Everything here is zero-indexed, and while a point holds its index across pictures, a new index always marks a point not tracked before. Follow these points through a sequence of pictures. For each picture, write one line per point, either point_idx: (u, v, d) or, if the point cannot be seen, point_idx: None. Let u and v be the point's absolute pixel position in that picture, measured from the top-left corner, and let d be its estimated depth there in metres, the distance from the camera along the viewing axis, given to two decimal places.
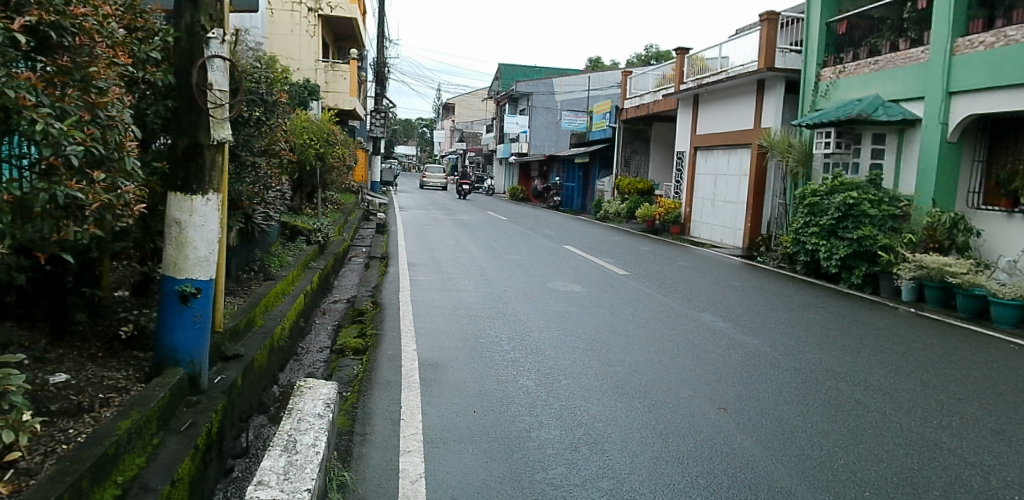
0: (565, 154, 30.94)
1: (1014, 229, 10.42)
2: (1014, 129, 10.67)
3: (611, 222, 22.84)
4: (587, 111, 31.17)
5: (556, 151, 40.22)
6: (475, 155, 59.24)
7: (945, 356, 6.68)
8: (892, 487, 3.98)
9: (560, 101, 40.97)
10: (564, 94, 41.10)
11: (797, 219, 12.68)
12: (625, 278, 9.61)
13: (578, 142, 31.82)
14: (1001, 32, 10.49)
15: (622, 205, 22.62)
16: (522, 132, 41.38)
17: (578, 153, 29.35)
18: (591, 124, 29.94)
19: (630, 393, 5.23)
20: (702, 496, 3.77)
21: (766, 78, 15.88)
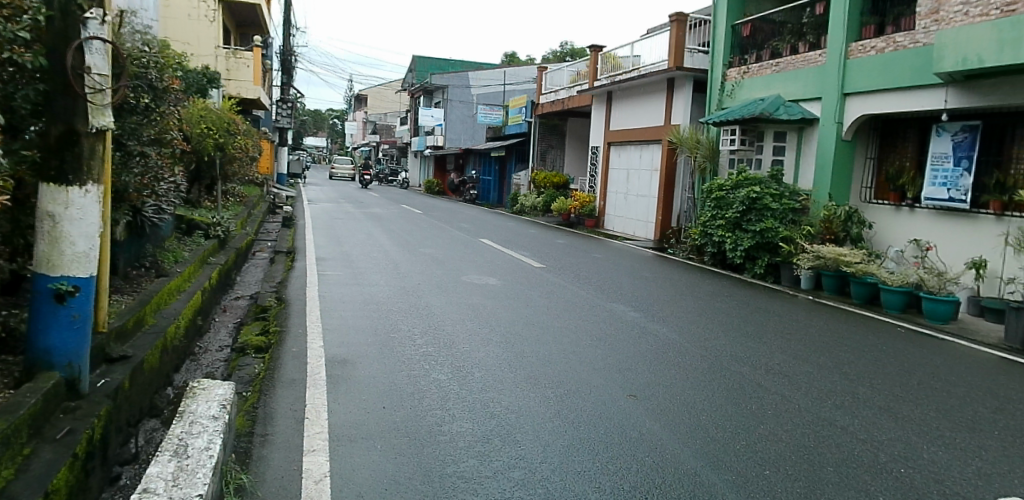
0: (482, 148, 30.95)
1: (902, 221, 11.23)
2: (901, 129, 11.43)
3: (528, 216, 23.01)
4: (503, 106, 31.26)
5: (471, 144, 40.18)
6: (389, 147, 58.42)
7: (838, 339, 7.09)
8: (792, 466, 4.15)
9: (476, 95, 40.92)
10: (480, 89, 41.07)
11: (704, 212, 13.13)
12: (539, 270, 9.67)
13: (494, 136, 31.87)
14: (891, 38, 11.16)
15: (538, 198, 22.83)
16: (438, 124, 41.08)
17: (494, 147, 29.41)
18: (507, 118, 30.01)
19: (542, 383, 5.24)
20: (612, 481, 3.82)
21: (676, 77, 16.35)
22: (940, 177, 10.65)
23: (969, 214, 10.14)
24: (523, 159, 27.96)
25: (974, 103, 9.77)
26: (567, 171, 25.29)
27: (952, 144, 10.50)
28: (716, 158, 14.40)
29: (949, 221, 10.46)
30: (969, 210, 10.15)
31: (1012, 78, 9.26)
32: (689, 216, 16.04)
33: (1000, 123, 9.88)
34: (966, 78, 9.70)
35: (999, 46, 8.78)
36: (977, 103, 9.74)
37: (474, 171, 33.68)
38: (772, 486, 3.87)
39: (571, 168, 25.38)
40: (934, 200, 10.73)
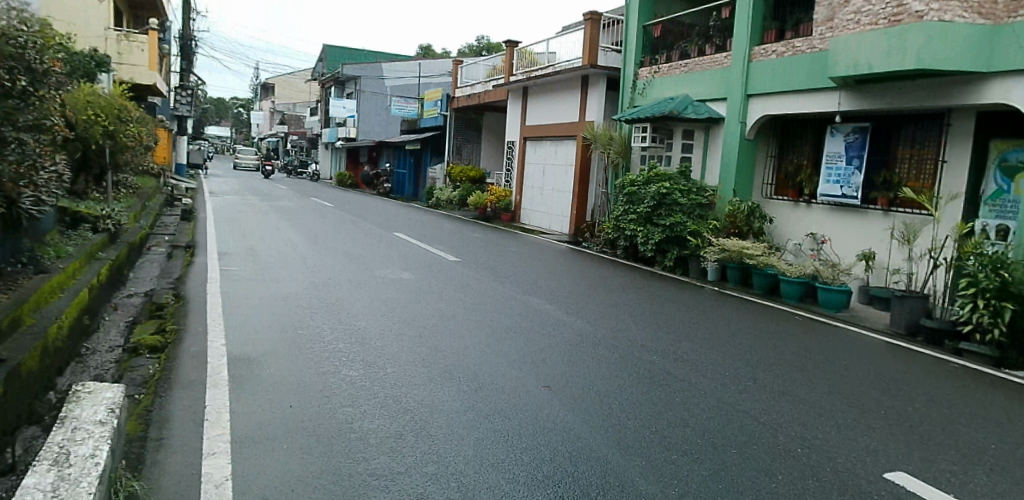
0: (396, 140, 30.48)
1: (800, 216, 11.89)
2: (799, 130, 12.06)
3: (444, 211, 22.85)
4: (417, 99, 30.90)
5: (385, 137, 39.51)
6: (299, 139, 56.64)
7: (742, 328, 7.40)
8: (698, 449, 4.29)
9: (389, 87, 40.25)
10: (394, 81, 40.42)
11: (617, 206, 13.43)
12: (454, 265, 9.59)
13: (409, 129, 31.48)
14: (790, 43, 11.73)
15: (454, 192, 22.72)
16: (350, 116, 40.15)
17: (409, 140, 29.04)
18: (422, 112, 29.70)
19: (456, 377, 5.20)
20: (525, 471, 3.82)
21: (590, 74, 16.62)
22: (833, 175, 11.29)
23: (860, 210, 10.85)
24: (438, 152, 27.76)
25: (865, 106, 10.42)
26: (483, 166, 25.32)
27: (844, 144, 11.19)
28: (629, 154, 14.74)
29: (841, 216, 11.17)
30: (860, 206, 10.86)
31: (898, 84, 9.93)
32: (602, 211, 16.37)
33: (887, 125, 10.58)
34: (857, 82, 10.33)
35: (886, 53, 9.39)
36: (867, 106, 10.39)
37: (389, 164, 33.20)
38: (681, 471, 3.98)
39: (487, 162, 25.39)
40: (828, 196, 11.36)
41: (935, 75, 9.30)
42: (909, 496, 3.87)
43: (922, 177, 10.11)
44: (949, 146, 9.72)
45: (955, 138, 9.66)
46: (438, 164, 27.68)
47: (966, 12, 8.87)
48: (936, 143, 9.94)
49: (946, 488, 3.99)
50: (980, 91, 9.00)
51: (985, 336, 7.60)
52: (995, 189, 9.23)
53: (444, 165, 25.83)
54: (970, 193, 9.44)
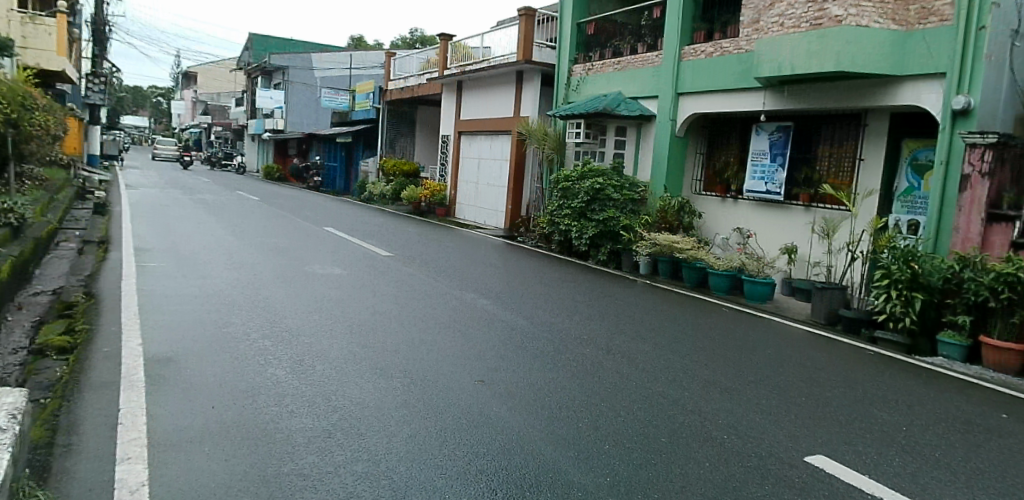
0: (327, 133, 29.81)
1: (727, 211, 12.25)
2: (727, 128, 12.41)
3: (377, 205, 22.51)
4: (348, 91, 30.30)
5: (316, 130, 38.58)
6: (224, 130, 54.67)
7: (673, 320, 7.56)
8: (629, 440, 4.35)
9: (320, 79, 39.32)
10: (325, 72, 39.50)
11: (552, 201, 13.52)
12: (387, 260, 9.44)
13: (341, 122, 30.87)
14: (718, 43, 12.05)
15: (387, 186, 22.40)
16: (279, 107, 39.00)
17: (340, 133, 28.47)
18: (353, 104, 29.13)
19: (389, 373, 5.11)
20: (458, 467, 3.77)
21: (524, 70, 16.67)
22: (759, 172, 11.69)
23: (783, 205, 11.26)
24: (371, 145, 27.50)
25: (788, 106, 10.80)
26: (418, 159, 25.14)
27: (769, 142, 11.58)
28: (563, 150, 14.84)
29: (765, 213, 11.57)
30: (783, 201, 11.27)
31: (819, 85, 10.35)
32: (538, 206, 16.46)
33: (808, 124, 11.01)
34: (781, 83, 10.70)
35: (808, 54, 9.75)
36: (790, 106, 10.77)
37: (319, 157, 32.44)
38: (613, 461, 4.03)
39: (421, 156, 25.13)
40: (753, 192, 11.76)
41: (853, 77, 9.72)
42: (829, 479, 4.03)
43: (841, 174, 10.57)
44: (866, 145, 10.20)
45: (871, 137, 10.16)
46: (370, 157, 27.24)
47: (881, 17, 9.31)
48: (853, 142, 10.41)
49: (862, 471, 4.17)
50: (894, 93, 9.48)
51: (899, 325, 8.07)
52: (907, 186, 9.83)
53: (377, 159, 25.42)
54: (884, 189, 9.97)
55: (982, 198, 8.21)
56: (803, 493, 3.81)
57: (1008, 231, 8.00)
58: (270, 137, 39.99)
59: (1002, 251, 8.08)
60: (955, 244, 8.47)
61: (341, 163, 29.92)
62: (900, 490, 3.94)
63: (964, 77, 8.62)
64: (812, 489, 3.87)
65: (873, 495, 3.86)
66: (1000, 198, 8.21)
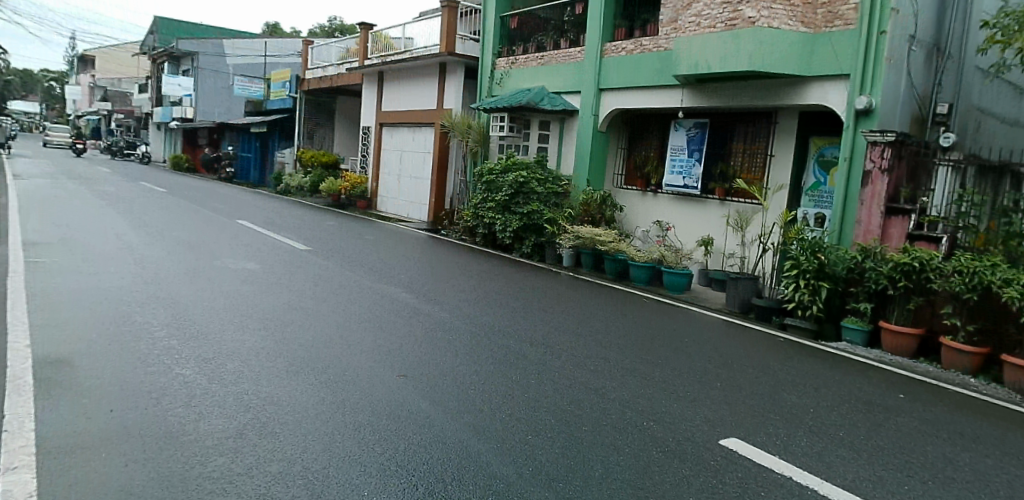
0: (240, 122, 28.70)
1: (647, 205, 12.52)
2: (647, 124, 12.68)
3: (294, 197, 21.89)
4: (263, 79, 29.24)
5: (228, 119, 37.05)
6: (127, 117, 51.71)
7: (596, 311, 7.67)
8: (551, 429, 4.37)
9: (232, 66, 37.77)
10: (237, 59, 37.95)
11: (475, 195, 13.47)
12: (304, 253, 9.16)
13: (255, 111, 29.81)
14: (638, 41, 12.25)
15: (305, 178, 21.79)
16: (188, 94, 37.20)
17: (254, 123, 27.50)
18: (268, 93, 28.16)
19: (306, 370, 4.95)
20: (378, 463, 3.69)
21: (447, 62, 16.52)
22: (677, 166, 11.99)
23: (699, 199, 11.62)
24: (287, 135, 26.88)
25: (705, 103, 11.12)
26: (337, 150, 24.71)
27: (687, 137, 11.90)
28: (487, 143, 14.80)
29: (683, 206, 11.89)
30: (700, 196, 11.62)
31: (734, 83, 10.70)
32: (462, 199, 16.40)
33: (723, 121, 11.39)
34: (698, 81, 11.00)
35: (724, 54, 10.05)
36: (707, 103, 11.10)
37: (232, 147, 31.18)
38: (536, 451, 4.03)
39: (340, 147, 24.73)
40: (672, 186, 12.05)
41: (765, 77, 10.10)
42: (743, 460, 4.17)
43: (753, 169, 10.98)
44: (777, 141, 10.65)
45: (781, 134, 10.60)
46: (287, 148, 26.43)
47: (791, 19, 9.69)
48: (765, 139, 10.85)
49: (774, 452, 4.34)
50: (802, 93, 9.92)
51: (806, 312, 8.45)
52: (814, 181, 10.36)
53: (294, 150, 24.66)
54: (794, 184, 10.45)
55: (882, 192, 8.58)
56: (719, 475, 3.93)
57: (905, 223, 8.39)
58: (178, 126, 38.15)
59: (900, 242, 8.49)
60: (858, 236, 8.87)
61: (254, 154, 28.87)
62: (809, 470, 4.12)
63: (866, 79, 9.11)
64: (727, 471, 3.99)
65: (783, 474, 4.02)
66: (898, 193, 8.62)
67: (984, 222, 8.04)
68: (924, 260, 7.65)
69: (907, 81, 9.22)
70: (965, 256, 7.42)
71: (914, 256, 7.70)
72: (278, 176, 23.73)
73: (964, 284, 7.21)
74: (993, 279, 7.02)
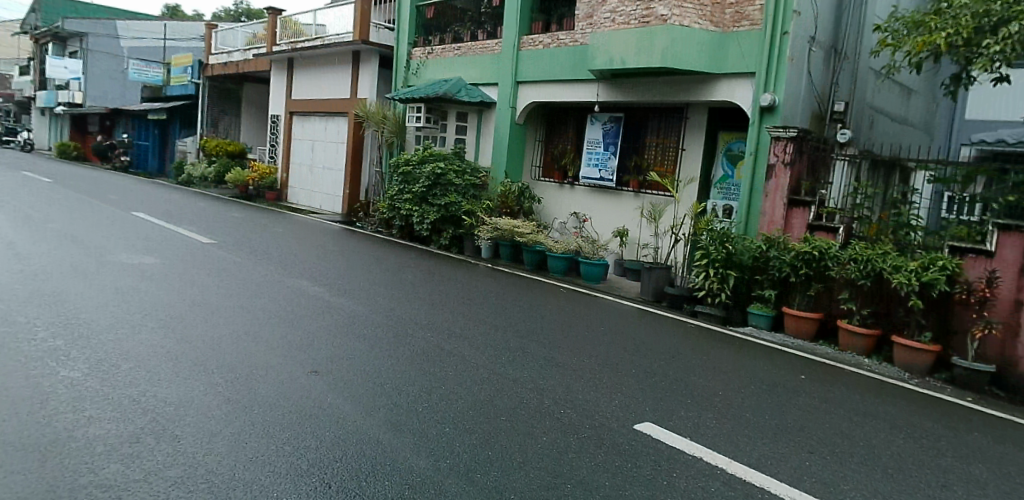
0: (136, 108, 27.09)
1: (563, 197, 12.66)
2: (564, 116, 12.80)
3: (198, 188, 20.91)
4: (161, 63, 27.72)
5: (122, 105, 34.90)
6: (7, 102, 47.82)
7: (513, 302, 7.69)
8: (468, 421, 4.33)
9: (128, 48, 35.59)
10: (133, 41, 35.79)
11: (391, 186, 13.25)
12: (207, 247, 8.72)
13: (153, 97, 28.25)
14: (555, 35, 12.32)
15: (209, 168, 20.82)
16: (77, 77, 34.79)
17: (152, 109, 26.04)
18: (168, 78, 26.73)
19: (209, 369, 4.70)
20: (288, 463, 3.54)
21: (361, 50, 16.15)
22: (593, 159, 12.18)
23: (615, 191, 11.84)
24: (189, 123, 25.65)
25: (619, 98, 11.33)
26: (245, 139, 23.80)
27: (602, 131, 12.11)
28: (403, 134, 14.57)
29: (598, 197, 12.09)
30: (615, 188, 11.84)
31: (647, 78, 10.95)
32: (377, 190, 16.13)
33: (637, 115, 11.66)
34: (613, 76, 11.18)
35: (637, 50, 10.26)
36: (622, 98, 11.30)
37: (127, 135, 29.39)
38: (453, 443, 3.98)
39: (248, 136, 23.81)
40: (588, 179, 12.27)
41: (676, 73, 10.39)
42: (656, 444, 4.26)
43: (666, 162, 11.27)
44: (687, 136, 10.97)
45: (692, 129, 10.94)
46: (188, 136, 25.18)
47: (701, 19, 10.01)
48: (676, 133, 11.15)
49: (685, 434, 4.46)
50: (712, 89, 10.25)
51: (715, 299, 8.79)
52: (723, 174, 10.73)
53: (196, 138, 23.51)
54: (703, 177, 10.80)
55: (783, 185, 9.00)
56: (633, 459, 4.01)
57: (805, 214, 8.80)
58: (66, 112, 35.59)
59: (801, 232, 8.88)
60: (763, 227, 9.25)
61: (152, 142, 27.34)
62: (719, 450, 4.26)
63: (770, 77, 9.51)
64: (641, 455, 4.07)
65: (695, 456, 4.14)
66: (799, 185, 9.03)
67: (876, 213, 8.38)
68: (822, 249, 8.10)
69: (807, 80, 9.71)
70: (858, 245, 7.87)
71: (814, 245, 8.14)
72: (179, 165, 22.57)
73: (859, 272, 7.68)
74: (884, 266, 7.52)
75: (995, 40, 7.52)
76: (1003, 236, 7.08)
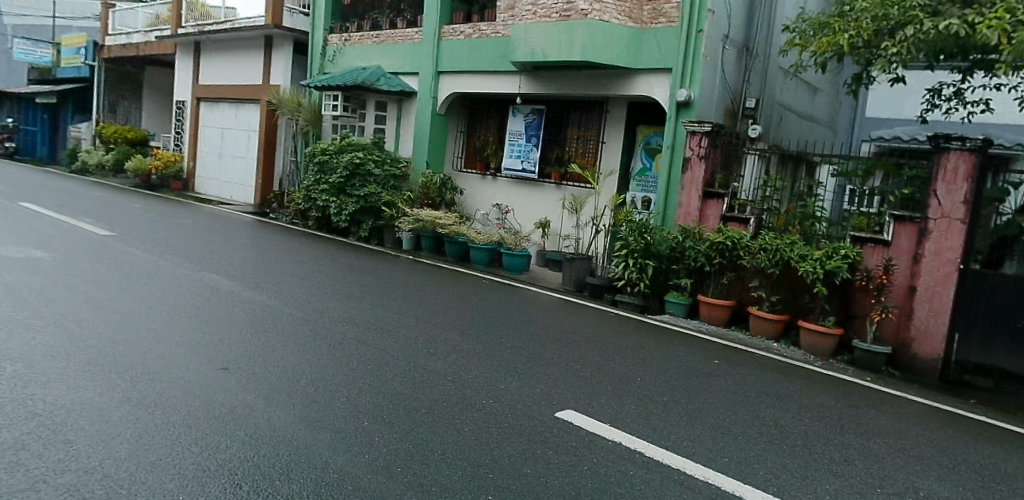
0: (23, 91, 25.20)
1: (486, 188, 12.63)
2: (485, 108, 12.74)
3: (94, 177, 19.67)
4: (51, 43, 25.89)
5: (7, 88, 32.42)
6: None
7: (434, 293, 7.60)
8: (388, 416, 4.22)
9: (13, 27, 33.07)
10: (18, 19, 33.27)
11: (307, 176, 12.84)
12: (106, 240, 8.19)
13: (42, 79, 26.37)
14: (476, 25, 12.19)
15: (107, 156, 19.62)
16: None
17: (42, 92, 24.30)
18: (59, 59, 25.00)
19: (107, 369, 4.40)
20: (195, 465, 3.34)
21: (274, 35, 15.56)
22: (515, 151, 12.20)
23: (537, 183, 11.90)
24: (83, 108, 24.11)
25: (540, 90, 11.36)
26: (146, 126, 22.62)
27: (524, 123, 12.11)
28: (319, 123, 14.14)
29: (520, 188, 12.14)
30: (538, 180, 11.90)
31: (567, 72, 11.03)
32: (291, 180, 15.62)
33: (558, 108, 11.71)
34: (534, 68, 11.19)
35: (558, 43, 10.30)
36: (543, 91, 11.34)
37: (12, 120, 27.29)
38: (373, 438, 3.87)
39: (150, 123, 22.61)
40: (511, 170, 12.25)
41: (596, 67, 10.51)
42: (577, 430, 4.30)
43: (587, 155, 11.40)
44: (608, 129, 11.13)
45: (612, 122, 11.11)
46: (83, 122, 23.65)
47: (620, 15, 10.15)
48: (597, 126, 11.29)
49: (606, 421, 4.50)
50: (630, 83, 10.43)
51: (635, 288, 9.00)
52: (641, 167, 10.95)
53: (92, 124, 22.11)
54: (623, 170, 11.01)
55: (699, 178, 9.24)
56: (556, 447, 4.01)
57: (719, 206, 9.09)
58: None
59: (715, 224, 9.15)
60: (679, 218, 9.46)
61: (41, 127, 25.51)
62: (639, 436, 4.32)
63: (687, 73, 9.74)
64: (563, 443, 4.08)
65: (615, 441, 4.19)
66: (713, 179, 9.27)
67: (784, 204, 8.68)
68: (735, 239, 8.36)
69: (721, 77, 10.03)
70: (768, 235, 8.20)
71: (726, 235, 8.41)
72: (73, 153, 21.16)
73: (769, 261, 8.00)
74: (792, 255, 7.84)
75: (892, 42, 7.95)
76: (898, 227, 7.57)
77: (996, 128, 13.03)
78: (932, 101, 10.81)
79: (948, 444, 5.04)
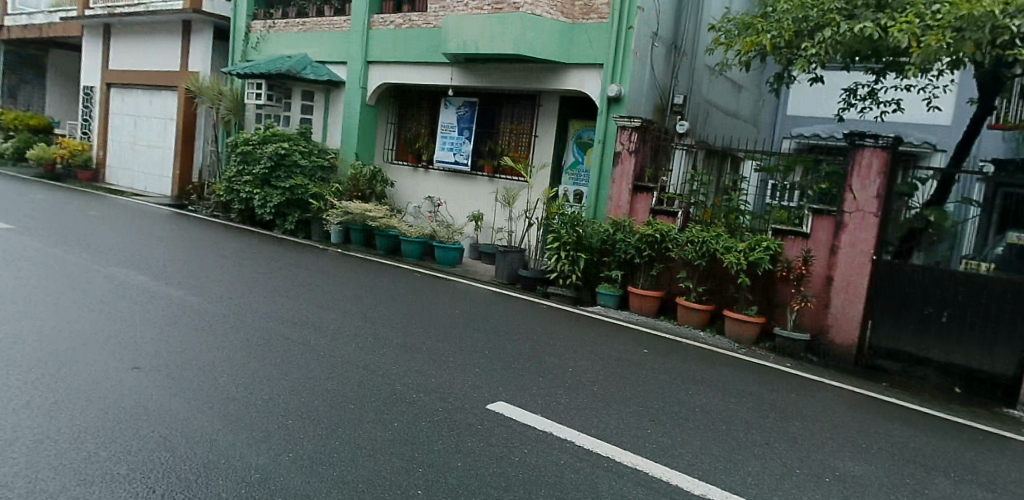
0: None
1: (417, 181, 12.48)
2: (417, 100, 12.58)
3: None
4: None
5: None
6: None
7: (362, 286, 7.44)
8: (314, 412, 4.09)
9: None
10: None
11: (229, 167, 12.36)
12: (5, 233, 7.65)
13: None
14: (407, 15, 11.97)
15: (7, 143, 18.41)
16: None
17: None
18: None
19: (4, 371, 4.09)
20: (102, 470, 3.14)
21: (192, 19, 14.90)
22: (447, 143, 12.07)
23: (469, 176, 11.83)
24: None
25: (472, 83, 11.27)
26: (52, 112, 21.35)
27: (456, 116, 12.00)
28: (241, 112, 13.65)
29: (452, 181, 12.05)
30: (470, 172, 11.82)
31: (499, 65, 10.99)
32: (212, 171, 15.03)
33: (490, 100, 11.67)
34: (466, 60, 11.09)
35: (490, 35, 10.24)
36: (475, 83, 11.26)
37: None
38: (297, 436, 3.74)
39: (55, 109, 21.35)
40: (443, 162, 12.13)
41: (528, 61, 10.52)
42: (508, 422, 4.27)
43: (519, 148, 11.43)
44: (539, 122, 11.17)
45: (544, 116, 11.14)
46: None
47: (551, 9, 10.13)
48: (529, 120, 11.31)
49: (536, 411, 4.51)
50: (562, 77, 10.48)
51: (566, 281, 9.10)
52: (573, 160, 11.04)
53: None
54: (555, 163, 11.07)
55: (629, 172, 9.39)
56: (486, 438, 3.99)
57: (648, 199, 9.25)
58: None
59: (644, 217, 9.33)
60: (610, 212, 9.58)
61: None
62: (569, 425, 4.34)
63: (617, 69, 9.87)
64: (494, 434, 4.06)
65: (545, 431, 4.19)
66: (643, 173, 9.41)
67: (710, 199, 8.91)
68: (663, 232, 8.54)
69: (650, 73, 10.18)
70: (695, 228, 8.38)
71: (655, 228, 8.56)
72: None
73: (696, 253, 8.20)
74: (717, 246, 8.05)
75: (811, 43, 8.25)
76: (816, 220, 7.87)
77: (905, 127, 13.74)
78: (848, 101, 11.29)
79: (862, 425, 5.28)
